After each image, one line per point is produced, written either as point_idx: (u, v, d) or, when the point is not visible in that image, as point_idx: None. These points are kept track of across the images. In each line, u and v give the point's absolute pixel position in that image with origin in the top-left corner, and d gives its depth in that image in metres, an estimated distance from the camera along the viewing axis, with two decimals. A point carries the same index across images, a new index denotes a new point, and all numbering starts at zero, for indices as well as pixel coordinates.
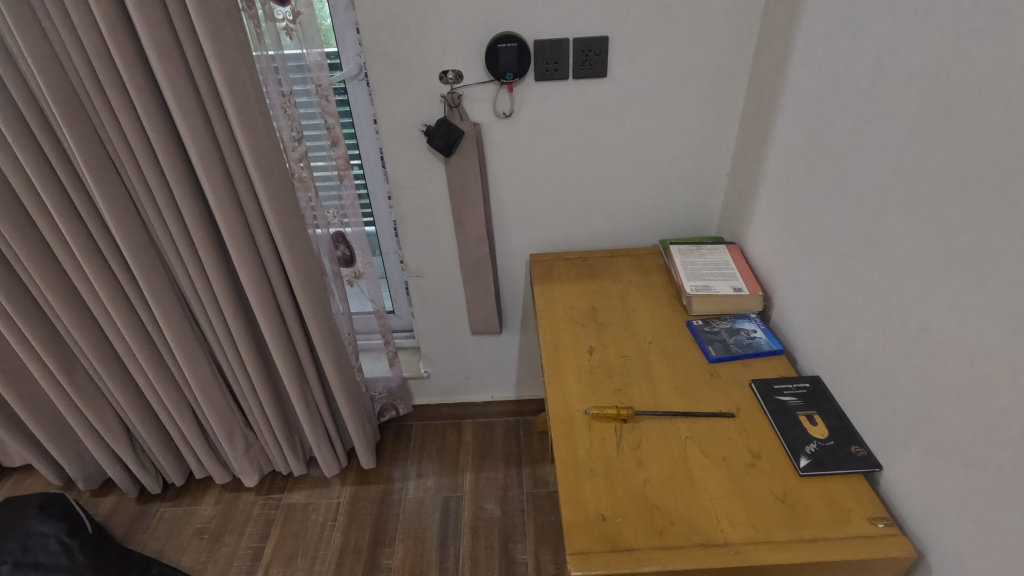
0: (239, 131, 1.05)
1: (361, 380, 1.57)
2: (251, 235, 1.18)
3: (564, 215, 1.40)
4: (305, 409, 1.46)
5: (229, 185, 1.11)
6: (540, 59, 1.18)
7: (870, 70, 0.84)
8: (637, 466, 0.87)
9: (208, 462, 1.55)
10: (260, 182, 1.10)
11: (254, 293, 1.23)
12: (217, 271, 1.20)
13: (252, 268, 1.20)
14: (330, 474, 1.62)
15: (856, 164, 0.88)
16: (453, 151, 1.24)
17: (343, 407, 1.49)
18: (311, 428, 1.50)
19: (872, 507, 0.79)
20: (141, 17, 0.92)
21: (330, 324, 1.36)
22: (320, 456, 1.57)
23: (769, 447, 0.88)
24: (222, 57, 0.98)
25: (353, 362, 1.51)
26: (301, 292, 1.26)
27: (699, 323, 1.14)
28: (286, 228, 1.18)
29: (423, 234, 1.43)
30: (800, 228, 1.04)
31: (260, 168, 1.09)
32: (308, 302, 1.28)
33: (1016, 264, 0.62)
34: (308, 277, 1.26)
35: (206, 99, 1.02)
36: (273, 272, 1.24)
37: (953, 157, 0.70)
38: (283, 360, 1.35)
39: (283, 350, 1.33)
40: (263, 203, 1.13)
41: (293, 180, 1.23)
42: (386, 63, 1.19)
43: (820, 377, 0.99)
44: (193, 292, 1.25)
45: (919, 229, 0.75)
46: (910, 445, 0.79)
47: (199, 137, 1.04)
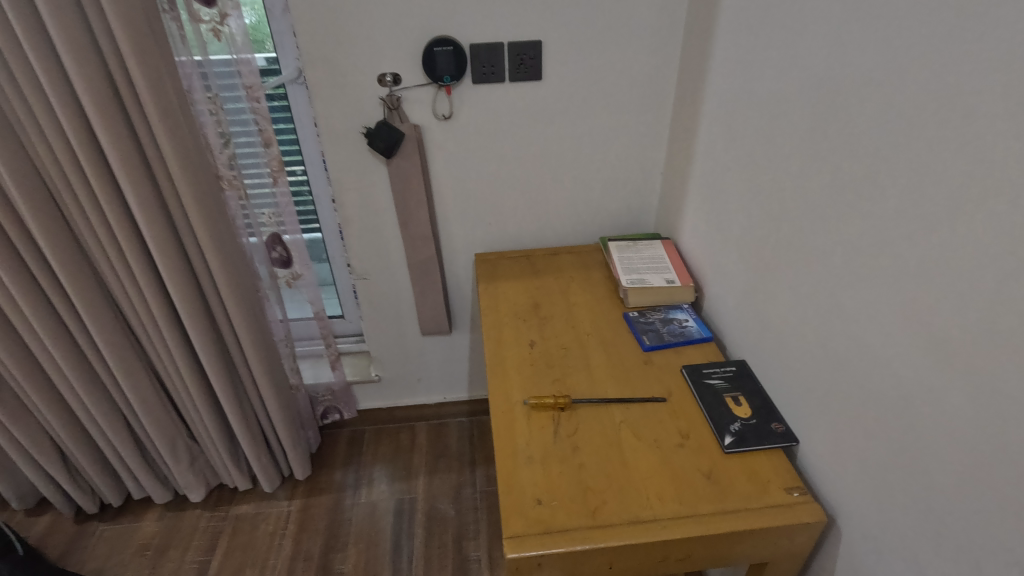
0: (159, 130, 1.05)
1: (294, 384, 1.57)
2: (179, 240, 1.19)
3: (508, 216, 1.43)
4: (239, 419, 1.43)
5: (155, 189, 1.12)
6: (477, 62, 1.21)
7: (780, 69, 0.90)
8: (574, 450, 0.90)
9: (148, 480, 1.49)
10: (184, 184, 1.11)
11: (182, 301, 1.21)
12: (149, 277, 1.18)
13: (178, 271, 1.19)
14: (269, 488, 1.58)
15: (770, 158, 0.94)
16: (394, 153, 1.26)
17: (275, 415, 1.47)
18: (248, 441, 1.47)
19: (788, 478, 0.84)
20: (54, 17, 0.92)
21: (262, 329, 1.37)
22: (258, 470, 1.53)
23: (697, 428, 0.93)
24: (141, 57, 0.99)
25: (285, 367, 1.52)
26: (229, 298, 1.25)
27: (635, 314, 1.19)
28: (214, 234, 1.18)
29: (369, 237, 1.44)
30: (725, 220, 1.10)
31: (183, 173, 1.10)
32: (236, 310, 1.27)
33: (898, 246, 0.68)
34: (236, 283, 1.27)
35: (126, 101, 1.02)
36: (203, 279, 1.23)
37: (848, 150, 0.76)
38: (215, 369, 1.32)
39: (212, 358, 1.30)
40: (188, 202, 1.13)
41: (220, 183, 1.22)
42: (324, 66, 1.19)
43: (746, 361, 1.04)
44: (126, 301, 1.22)
45: (825, 216, 0.81)
46: (821, 418, 0.85)
47: (117, 137, 1.03)
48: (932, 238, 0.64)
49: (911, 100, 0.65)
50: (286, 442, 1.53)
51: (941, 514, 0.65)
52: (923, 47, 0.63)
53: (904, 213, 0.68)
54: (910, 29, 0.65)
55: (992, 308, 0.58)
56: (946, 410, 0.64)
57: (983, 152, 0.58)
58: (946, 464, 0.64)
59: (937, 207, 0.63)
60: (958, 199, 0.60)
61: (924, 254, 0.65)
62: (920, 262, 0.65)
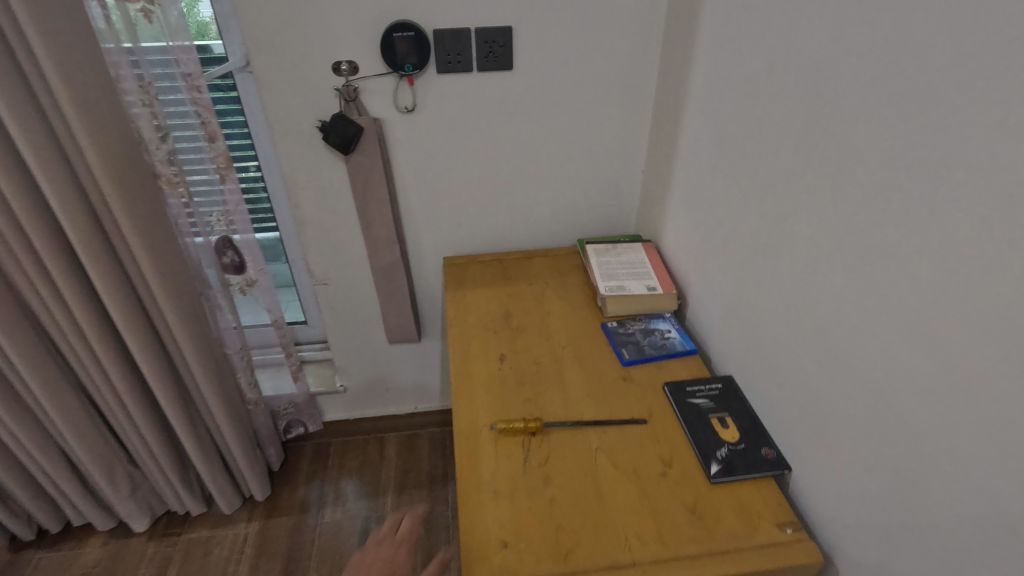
0: (77, 124, 0.93)
1: (254, 399, 1.44)
2: (111, 243, 1.07)
3: (479, 216, 1.34)
4: (189, 439, 1.31)
5: (78, 187, 1.00)
6: (441, 50, 1.11)
7: (768, 59, 0.81)
8: (545, 482, 0.81)
9: (86, 506, 1.37)
10: (107, 182, 0.98)
11: (115, 312, 1.09)
12: (75, 289, 1.06)
13: (109, 281, 1.07)
14: (230, 510, 1.48)
15: (758, 157, 0.85)
16: (352, 149, 1.15)
17: (229, 433, 1.36)
18: (201, 461, 1.36)
19: (781, 512, 0.76)
20: None
21: (209, 340, 1.26)
22: (215, 491, 1.43)
23: (680, 453, 0.85)
24: (51, 41, 0.86)
25: (236, 382, 1.40)
26: (170, 309, 1.14)
27: (614, 324, 1.10)
28: (148, 238, 1.07)
29: (329, 240, 1.33)
30: (710, 223, 1.01)
31: (108, 172, 0.98)
32: (177, 321, 1.16)
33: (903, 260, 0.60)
34: (177, 292, 1.15)
35: (38, 91, 0.90)
36: (139, 286, 1.12)
37: (843, 148, 0.67)
38: (161, 388, 1.21)
39: (157, 375, 1.19)
40: (115, 205, 1.01)
41: (158, 182, 1.10)
42: (272, 52, 1.08)
43: (732, 377, 0.96)
44: (50, 314, 1.09)
45: (816, 222, 0.73)
46: (814, 446, 0.77)
47: (30, 133, 0.91)
48: (942, 252, 0.55)
49: (920, 93, 0.57)
50: (241, 462, 1.42)
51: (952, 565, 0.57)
52: (932, 30, 0.54)
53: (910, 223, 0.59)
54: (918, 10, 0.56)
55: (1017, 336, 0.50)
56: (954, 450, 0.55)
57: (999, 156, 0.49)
58: (955, 510, 0.56)
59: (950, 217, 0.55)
60: (970, 211, 0.52)
61: (934, 271, 0.57)
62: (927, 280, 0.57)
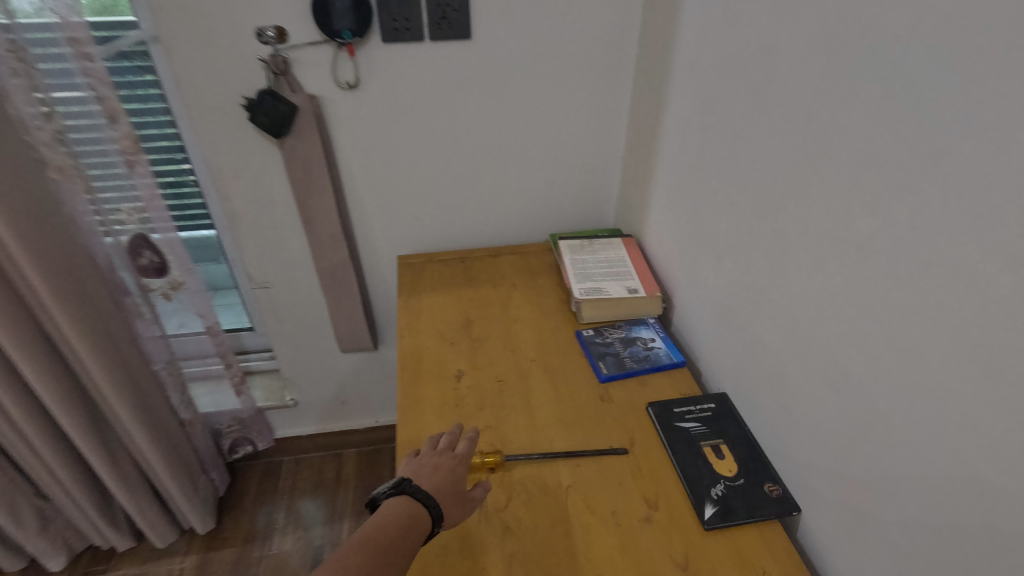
0: None
1: (188, 417, 1.27)
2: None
3: (438, 209, 1.18)
4: (106, 470, 1.12)
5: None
6: (385, 13, 0.94)
7: (769, 14, 0.66)
8: (504, 533, 0.66)
9: None
10: None
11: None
12: None
13: None
14: (162, 544, 1.31)
15: (755, 136, 0.71)
16: (284, 131, 0.99)
17: (156, 461, 1.16)
18: (123, 493, 1.17)
19: (790, 567, 0.63)
20: None
21: (127, 353, 1.07)
22: (143, 524, 1.24)
23: (668, 492, 0.71)
24: None
25: (167, 404, 1.21)
26: (71, 327, 0.94)
27: (590, 333, 0.95)
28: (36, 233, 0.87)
29: (267, 237, 1.16)
30: (699, 215, 0.87)
31: None
32: (79, 338, 0.95)
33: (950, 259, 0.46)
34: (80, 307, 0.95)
35: None
36: (29, 295, 0.92)
37: (867, 117, 0.53)
38: (64, 413, 1.01)
39: (57, 398, 0.99)
40: None
41: (47, 171, 0.92)
42: (181, 16, 0.91)
43: (727, 395, 0.82)
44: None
45: (829, 212, 0.59)
46: (826, 484, 0.63)
47: None
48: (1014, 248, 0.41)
49: (979, 37, 0.42)
50: (174, 491, 1.23)
51: None
52: None
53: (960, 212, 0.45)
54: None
55: None
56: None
57: None
58: None
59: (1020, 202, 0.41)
60: None
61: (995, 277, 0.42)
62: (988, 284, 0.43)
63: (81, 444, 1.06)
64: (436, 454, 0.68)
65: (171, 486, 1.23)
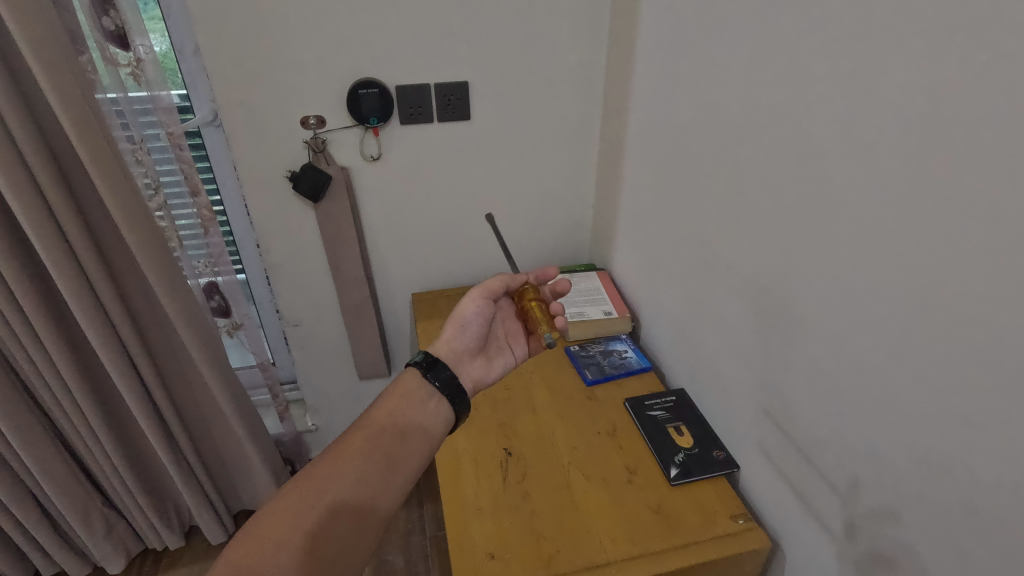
0: (97, 179, 0.95)
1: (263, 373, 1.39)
2: (115, 273, 1.11)
3: (442, 253, 1.42)
4: (178, 474, 1.31)
5: (76, 210, 1.01)
6: (403, 103, 1.19)
7: (689, 112, 0.93)
8: (524, 498, 0.88)
9: (58, 556, 1.30)
10: (126, 227, 1.01)
11: (103, 352, 1.10)
12: (95, 330, 1.08)
13: (98, 324, 1.08)
14: (212, 542, 1.45)
15: (686, 198, 0.98)
16: (321, 196, 1.22)
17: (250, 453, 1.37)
18: (192, 494, 1.35)
19: (733, 506, 0.86)
20: (31, 48, 0.84)
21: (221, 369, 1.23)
22: (200, 524, 1.41)
23: (644, 461, 0.94)
24: (71, 108, 0.90)
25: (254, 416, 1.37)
26: (195, 342, 1.16)
27: (576, 348, 1.20)
28: (154, 264, 1.06)
29: (299, 282, 1.37)
30: (654, 252, 1.13)
31: (130, 226, 1.01)
32: (197, 352, 1.17)
33: (801, 282, 0.71)
34: (200, 328, 1.17)
35: (83, 140, 0.92)
36: (124, 329, 1.11)
37: (751, 189, 0.80)
38: (150, 425, 1.22)
39: (142, 408, 1.19)
40: (138, 254, 1.03)
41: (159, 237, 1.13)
42: (242, 109, 1.14)
43: (685, 390, 1.07)
44: (17, 348, 1.06)
45: (737, 249, 0.85)
46: (755, 443, 0.87)
47: (107, 170, 0.96)
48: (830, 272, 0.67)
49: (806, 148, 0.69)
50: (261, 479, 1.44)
51: (863, 533, 0.68)
52: (814, 96, 0.65)
53: (804, 253, 0.70)
54: (802, 79, 0.67)
55: (886, 337, 0.60)
56: (855, 432, 0.66)
57: (862, 198, 0.61)
58: (862, 483, 0.66)
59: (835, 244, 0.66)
60: (839, 240, 0.64)
61: (822, 293, 0.68)
62: (826, 295, 0.67)
63: (164, 450, 1.26)
64: (482, 306, 0.86)
65: (254, 475, 1.43)
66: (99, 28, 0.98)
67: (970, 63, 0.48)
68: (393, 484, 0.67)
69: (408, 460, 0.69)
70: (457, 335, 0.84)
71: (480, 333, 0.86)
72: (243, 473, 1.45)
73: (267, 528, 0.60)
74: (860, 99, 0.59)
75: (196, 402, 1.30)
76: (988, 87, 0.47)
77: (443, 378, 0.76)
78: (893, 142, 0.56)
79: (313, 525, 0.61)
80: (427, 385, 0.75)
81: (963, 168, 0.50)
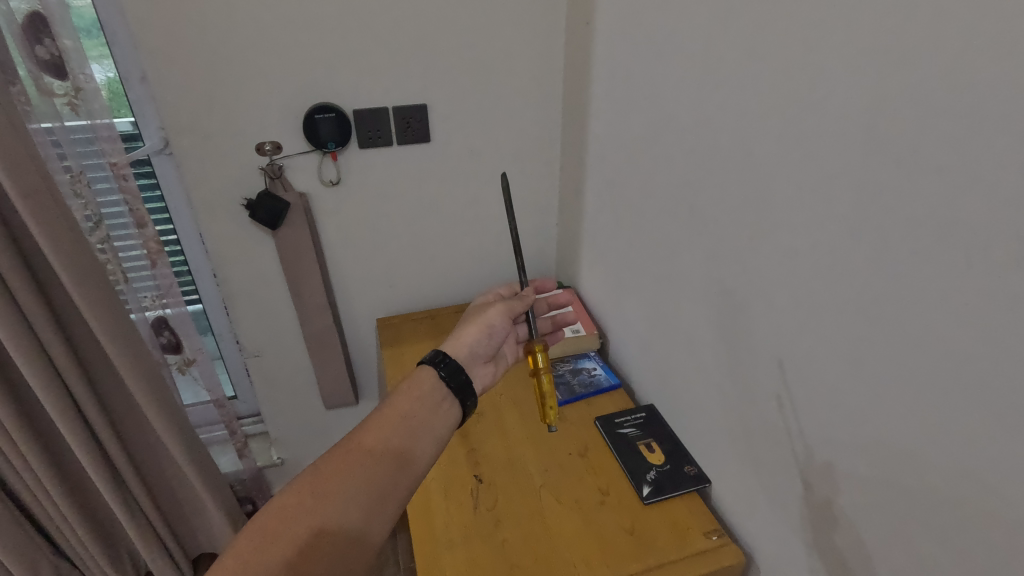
0: (26, 215, 0.90)
1: (221, 410, 1.34)
2: (56, 313, 1.06)
3: (408, 275, 1.40)
4: (130, 520, 1.24)
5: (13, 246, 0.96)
6: (361, 126, 1.18)
7: (646, 130, 0.94)
8: (495, 525, 0.86)
9: None
10: (60, 263, 0.95)
11: (46, 397, 1.03)
12: (36, 374, 1.01)
13: (39, 368, 1.01)
14: None
15: (647, 214, 0.98)
16: (280, 224, 1.19)
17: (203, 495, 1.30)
18: (146, 541, 1.28)
19: (706, 522, 0.85)
20: None
21: (169, 410, 1.17)
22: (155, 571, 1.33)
23: (616, 481, 0.93)
24: None
25: (208, 456, 1.31)
26: (136, 383, 1.10)
27: (546, 368, 1.19)
28: (96, 299, 1.01)
29: (260, 311, 1.33)
30: (619, 268, 1.13)
31: (65, 261, 0.96)
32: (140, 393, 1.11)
33: (759, 295, 0.72)
34: (143, 367, 1.11)
35: (11, 174, 0.87)
36: (69, 371, 1.05)
37: (706, 203, 0.81)
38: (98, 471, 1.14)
39: (90, 454, 1.12)
40: (74, 291, 0.98)
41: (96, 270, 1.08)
42: (194, 137, 1.11)
43: (654, 406, 1.07)
44: None
45: (696, 264, 0.85)
46: (724, 457, 0.87)
47: (38, 205, 0.91)
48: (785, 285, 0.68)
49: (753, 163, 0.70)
50: (218, 521, 1.37)
51: (832, 543, 0.68)
52: (762, 113, 0.67)
53: (761, 266, 0.71)
54: (749, 99, 0.69)
55: (841, 348, 0.61)
56: (818, 442, 0.66)
57: (811, 212, 0.62)
58: (828, 494, 0.66)
59: (787, 257, 0.66)
60: (794, 252, 0.65)
61: (780, 305, 0.69)
62: (784, 308, 0.68)
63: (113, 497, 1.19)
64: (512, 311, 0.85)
65: (212, 517, 1.36)
66: (32, 57, 0.94)
67: (902, 80, 0.49)
68: (402, 483, 0.64)
69: (417, 467, 0.67)
70: (480, 339, 0.83)
71: (499, 341, 0.86)
72: (203, 513, 1.38)
73: (272, 524, 0.57)
74: (805, 115, 0.60)
75: (150, 442, 1.25)
76: (920, 105, 0.48)
77: (459, 381, 0.75)
78: (837, 157, 0.57)
79: (321, 519, 0.58)
80: (442, 387, 0.74)
81: (899, 180, 0.51)
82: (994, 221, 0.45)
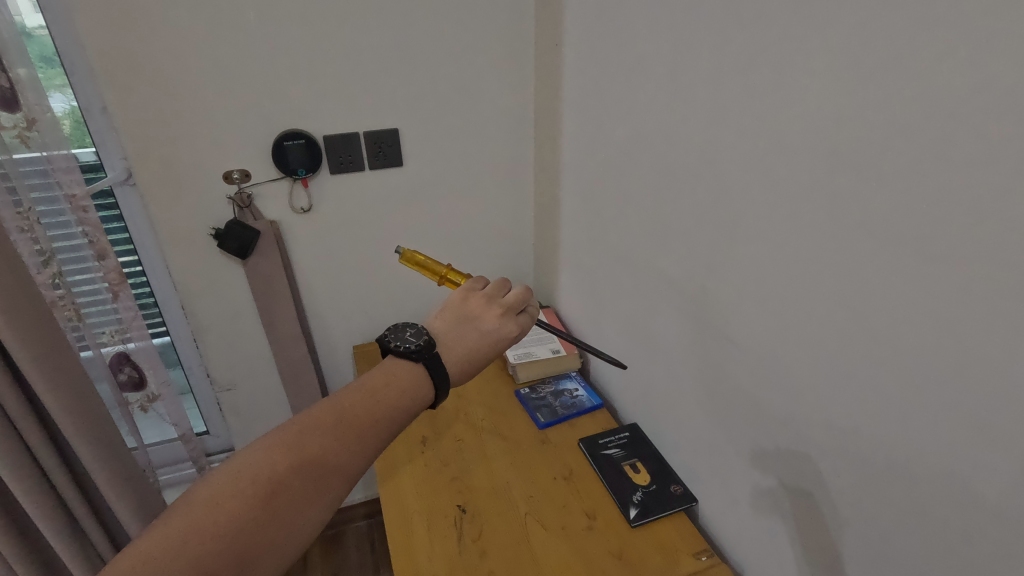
0: None
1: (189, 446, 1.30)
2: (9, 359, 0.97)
3: (383, 301, 1.37)
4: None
5: None
6: (332, 152, 1.16)
7: (618, 150, 0.95)
8: (480, 557, 0.83)
9: None
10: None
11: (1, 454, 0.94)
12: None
13: None
14: None
15: (623, 233, 0.98)
16: (249, 253, 1.16)
17: None
18: None
19: (695, 542, 0.84)
20: None
21: (122, 455, 1.12)
22: None
23: (602, 504, 0.91)
24: None
25: (162, 501, 1.26)
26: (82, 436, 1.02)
27: (527, 391, 1.17)
28: (43, 346, 0.95)
29: (231, 343, 1.29)
30: (596, 287, 1.13)
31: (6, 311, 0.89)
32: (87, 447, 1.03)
33: (736, 312, 0.72)
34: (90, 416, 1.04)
35: None
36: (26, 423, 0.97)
37: (681, 221, 0.81)
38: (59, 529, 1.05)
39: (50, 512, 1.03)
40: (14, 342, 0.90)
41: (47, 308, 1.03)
42: (158, 167, 1.08)
43: (638, 425, 1.06)
44: None
45: (673, 282, 0.85)
46: (710, 475, 0.86)
47: None
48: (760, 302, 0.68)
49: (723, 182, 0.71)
50: None
51: (820, 560, 0.67)
52: (732, 133, 0.68)
53: (737, 283, 0.71)
54: (718, 121, 0.70)
55: (819, 363, 0.61)
56: (802, 458, 0.66)
57: (783, 229, 0.62)
58: (814, 510, 0.66)
59: (762, 274, 0.67)
60: (769, 269, 0.65)
61: (758, 322, 0.69)
62: (762, 326, 0.68)
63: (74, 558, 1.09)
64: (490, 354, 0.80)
65: None
66: None
67: (863, 98, 0.50)
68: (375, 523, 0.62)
69: None
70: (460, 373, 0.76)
71: None
72: None
73: (270, 497, 0.54)
74: (772, 134, 0.61)
75: None
76: (883, 120, 0.49)
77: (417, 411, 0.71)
78: (806, 175, 0.58)
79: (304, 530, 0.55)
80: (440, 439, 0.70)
81: (864, 197, 0.52)
82: (957, 233, 0.45)
